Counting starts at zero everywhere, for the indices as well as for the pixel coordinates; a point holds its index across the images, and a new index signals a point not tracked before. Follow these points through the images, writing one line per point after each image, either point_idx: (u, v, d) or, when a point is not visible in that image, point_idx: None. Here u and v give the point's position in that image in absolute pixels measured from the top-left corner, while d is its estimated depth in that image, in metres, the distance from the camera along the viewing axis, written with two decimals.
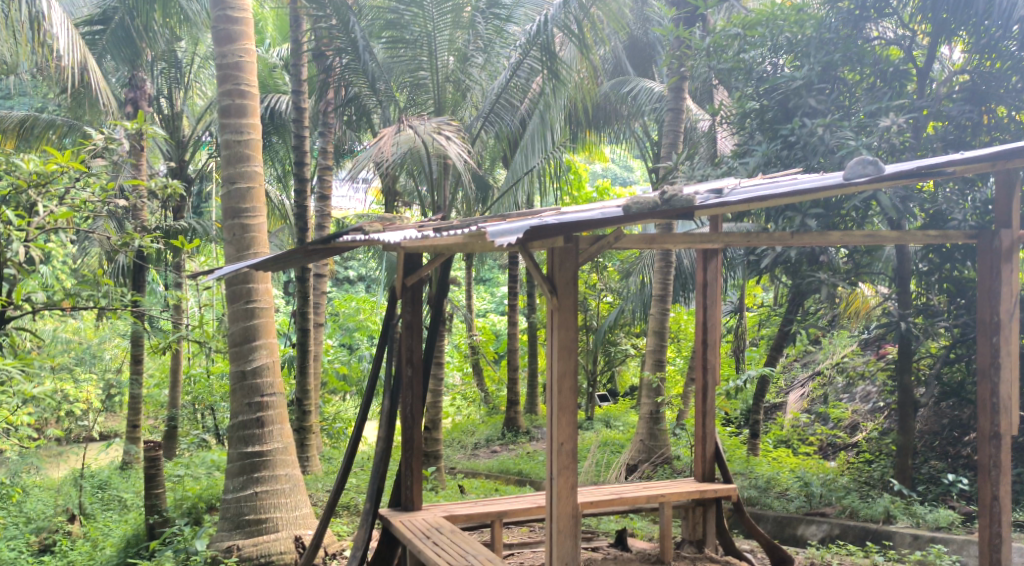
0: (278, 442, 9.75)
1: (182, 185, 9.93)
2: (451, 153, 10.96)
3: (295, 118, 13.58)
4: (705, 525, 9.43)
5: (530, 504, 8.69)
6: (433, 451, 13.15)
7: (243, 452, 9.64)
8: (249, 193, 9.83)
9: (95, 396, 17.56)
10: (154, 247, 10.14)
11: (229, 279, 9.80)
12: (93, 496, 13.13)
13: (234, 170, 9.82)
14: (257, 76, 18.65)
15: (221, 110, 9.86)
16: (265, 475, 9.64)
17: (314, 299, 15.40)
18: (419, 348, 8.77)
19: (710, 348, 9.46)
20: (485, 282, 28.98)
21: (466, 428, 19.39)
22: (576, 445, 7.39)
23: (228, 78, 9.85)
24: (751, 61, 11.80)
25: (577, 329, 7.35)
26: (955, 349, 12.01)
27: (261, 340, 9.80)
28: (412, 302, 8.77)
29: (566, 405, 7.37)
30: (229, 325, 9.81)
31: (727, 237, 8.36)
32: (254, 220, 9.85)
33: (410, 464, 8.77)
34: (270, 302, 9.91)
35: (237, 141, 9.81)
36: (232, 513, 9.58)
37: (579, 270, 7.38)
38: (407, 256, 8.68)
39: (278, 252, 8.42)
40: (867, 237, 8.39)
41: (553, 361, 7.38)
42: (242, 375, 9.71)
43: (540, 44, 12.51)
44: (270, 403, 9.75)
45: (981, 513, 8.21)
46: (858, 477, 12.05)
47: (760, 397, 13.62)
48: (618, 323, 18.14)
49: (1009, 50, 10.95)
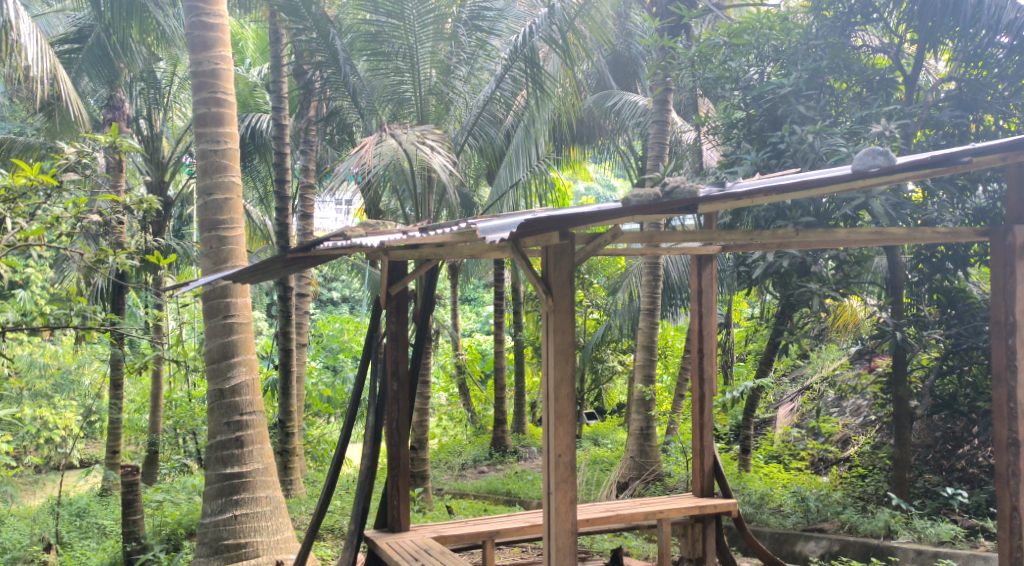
0: (258, 463, 9.44)
1: (157, 199, 9.66)
2: (436, 166, 10.78)
3: (276, 135, 13.35)
4: (705, 542, 9.14)
5: (523, 523, 8.42)
6: (419, 472, 12.82)
7: (221, 474, 9.34)
8: (226, 204, 9.57)
9: (74, 422, 17.18)
10: (129, 263, 9.83)
11: (206, 293, 9.52)
12: (71, 525, 12.76)
13: (211, 180, 9.57)
14: (237, 95, 18.37)
15: (196, 118, 9.61)
16: (245, 498, 9.33)
17: (296, 319, 15.10)
18: (405, 360, 8.50)
19: (706, 358, 9.23)
20: (471, 302, 28.72)
21: (454, 449, 19.08)
22: (574, 456, 7.12)
23: (203, 86, 9.62)
24: (739, 69, 11.59)
25: (574, 332, 7.09)
26: (947, 361, 11.84)
27: (240, 356, 9.52)
28: (398, 311, 8.51)
29: (564, 413, 7.09)
30: (206, 341, 9.52)
31: (729, 235, 8.07)
32: (232, 232, 9.59)
33: (397, 484, 8.49)
34: (249, 317, 9.64)
35: (213, 150, 9.57)
36: (209, 538, 9.25)
37: (574, 270, 7.13)
38: (393, 263, 8.49)
39: (254, 262, 8.16)
40: (875, 235, 8.25)
41: (549, 368, 7.12)
42: (220, 394, 9.42)
43: (524, 56, 12.27)
44: (249, 422, 9.46)
45: (1001, 524, 7.95)
46: (852, 492, 11.87)
47: (749, 414, 13.34)
48: (605, 339, 17.84)
49: (996, 57, 10.89)
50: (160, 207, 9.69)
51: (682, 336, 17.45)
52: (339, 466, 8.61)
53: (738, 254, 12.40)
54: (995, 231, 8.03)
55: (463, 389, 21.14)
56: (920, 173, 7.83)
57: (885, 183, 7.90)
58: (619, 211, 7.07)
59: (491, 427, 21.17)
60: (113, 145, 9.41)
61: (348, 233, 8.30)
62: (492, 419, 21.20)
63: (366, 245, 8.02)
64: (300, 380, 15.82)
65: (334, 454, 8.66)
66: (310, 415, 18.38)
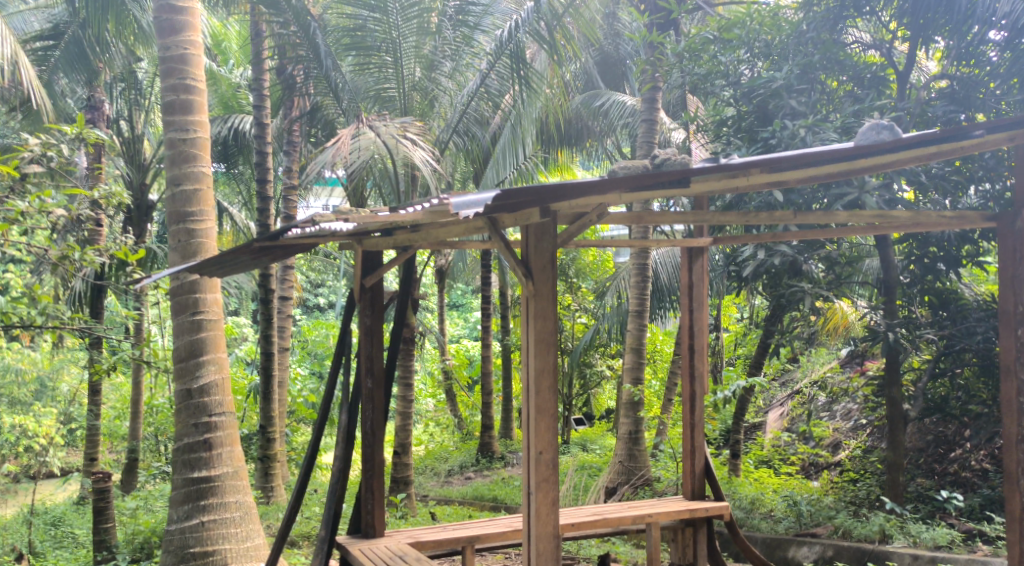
0: (227, 467, 9.15)
1: (124, 192, 9.37)
2: (416, 161, 10.57)
3: (257, 135, 13.08)
4: (696, 547, 8.85)
5: (505, 528, 8.15)
6: (402, 477, 12.55)
7: (188, 478, 9.04)
8: (195, 195, 9.29)
9: (52, 430, 16.84)
10: (97, 260, 9.53)
11: (174, 289, 9.23)
12: (45, 534, 12.44)
13: (179, 170, 9.28)
14: (220, 95, 18.06)
15: (164, 106, 9.34)
16: (212, 503, 9.03)
17: (279, 322, 14.79)
18: (380, 356, 8.20)
19: (698, 356, 8.94)
20: (459, 307, 28.45)
21: (440, 455, 18.79)
22: (556, 454, 6.83)
23: (172, 72, 9.33)
24: (729, 64, 11.33)
25: (556, 319, 6.81)
26: (939, 363, 11.64)
27: (209, 354, 9.23)
28: (372, 305, 8.23)
29: (544, 407, 6.80)
30: (174, 339, 9.22)
31: (722, 216, 7.81)
32: (201, 225, 9.30)
33: (371, 487, 8.19)
34: (218, 314, 9.36)
35: (181, 139, 9.29)
36: (175, 546, 8.94)
37: (555, 253, 6.87)
38: (367, 254, 8.23)
39: (222, 250, 7.85)
40: (877, 218, 7.95)
41: (529, 359, 6.83)
42: (188, 394, 9.12)
43: (509, 51, 11.93)
44: (219, 423, 9.17)
45: (1011, 526, 7.63)
46: (843, 497, 11.63)
47: (738, 419, 13.03)
48: (593, 343, 17.59)
49: (988, 56, 10.66)
50: (130, 202, 9.43)
51: (671, 340, 17.28)
52: (312, 468, 8.30)
53: (728, 254, 12.16)
54: (1001, 215, 7.75)
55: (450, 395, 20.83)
56: (928, 152, 7.50)
57: (890, 166, 7.58)
58: (606, 188, 6.78)
59: (479, 432, 20.88)
60: (81, 137, 9.10)
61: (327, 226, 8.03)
62: (480, 424, 20.92)
63: (340, 232, 7.73)
64: (283, 386, 15.50)
65: (306, 455, 8.35)
66: (293, 421, 18.07)
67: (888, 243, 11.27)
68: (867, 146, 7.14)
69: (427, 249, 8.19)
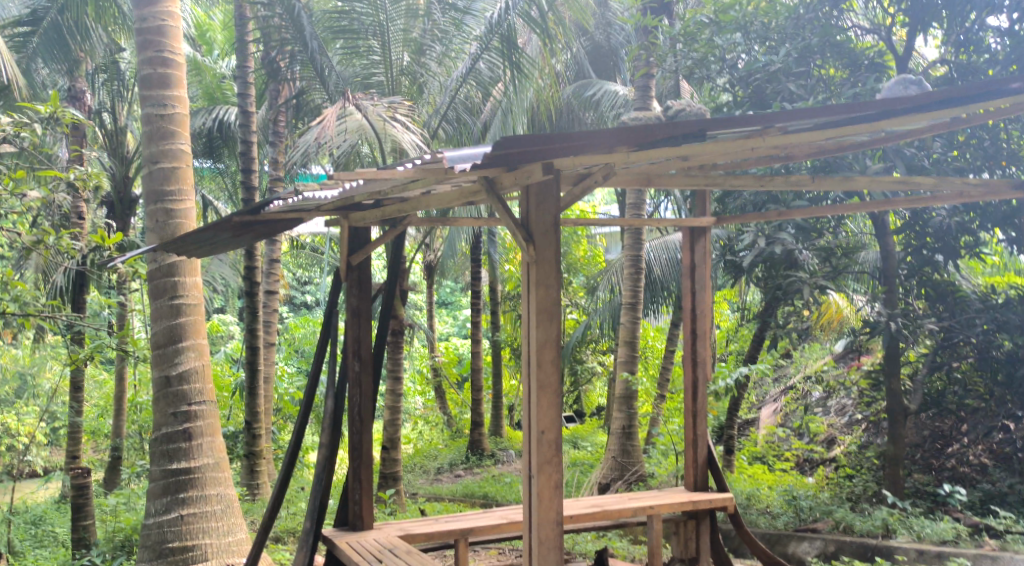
0: (208, 458, 8.87)
1: (100, 173, 9.06)
2: (405, 143, 10.24)
3: (242, 124, 12.75)
4: (698, 540, 8.60)
5: (501, 520, 7.88)
6: (390, 473, 12.25)
7: (167, 469, 8.74)
8: (174, 174, 9.01)
9: (34, 428, 16.50)
10: (72, 244, 9.22)
11: (153, 272, 8.95)
12: (25, 533, 12.11)
13: (157, 148, 9.00)
14: (204, 86, 17.73)
15: (141, 80, 9.03)
16: (192, 496, 8.74)
17: (265, 317, 14.47)
18: (367, 338, 7.93)
19: (700, 340, 8.74)
20: (448, 305, 28.16)
21: (429, 452, 18.52)
22: (559, 433, 6.47)
23: (149, 45, 9.03)
24: (725, 47, 11.06)
25: (559, 288, 6.45)
26: (938, 355, 11.42)
27: (188, 340, 8.93)
28: (359, 284, 7.95)
29: (547, 383, 6.45)
30: (152, 324, 8.92)
31: (737, 180, 7.44)
32: (180, 204, 9.02)
33: (359, 476, 7.91)
34: (199, 298, 9.07)
35: (159, 115, 8.99)
36: (153, 541, 8.65)
37: (558, 217, 6.49)
38: (352, 233, 7.95)
39: (199, 227, 7.55)
40: (899, 183, 7.39)
41: (530, 331, 6.48)
42: (167, 381, 8.82)
43: (500, 34, 11.55)
44: (199, 412, 8.87)
45: None
46: (840, 492, 11.40)
47: (732, 413, 12.69)
48: (584, 338, 17.19)
49: (987, 43, 10.41)
50: (107, 183, 9.12)
51: (662, 335, 17.09)
52: (296, 459, 8.01)
53: (725, 244, 11.90)
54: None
55: (439, 392, 20.59)
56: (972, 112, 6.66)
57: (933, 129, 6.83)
58: (607, 152, 6.39)
59: (468, 430, 20.63)
60: (54, 116, 8.77)
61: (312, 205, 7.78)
62: (469, 422, 20.67)
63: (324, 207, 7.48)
64: (268, 383, 15.19)
65: (289, 444, 8.05)
66: (280, 419, 17.76)
67: (886, 232, 11.02)
68: (889, 118, 6.50)
69: (415, 226, 7.91)
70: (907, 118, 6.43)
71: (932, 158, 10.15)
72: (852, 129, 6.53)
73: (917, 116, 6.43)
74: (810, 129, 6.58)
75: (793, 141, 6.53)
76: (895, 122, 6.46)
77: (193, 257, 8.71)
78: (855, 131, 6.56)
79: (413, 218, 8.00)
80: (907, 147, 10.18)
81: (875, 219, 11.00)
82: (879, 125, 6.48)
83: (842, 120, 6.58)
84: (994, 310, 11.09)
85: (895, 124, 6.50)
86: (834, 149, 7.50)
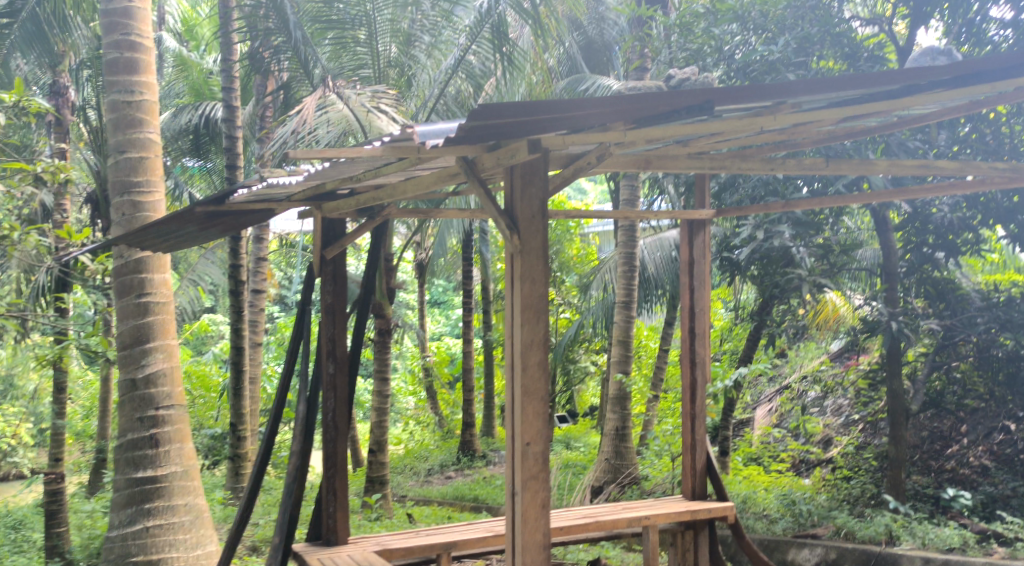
0: (176, 466, 8.53)
1: (64, 164, 8.72)
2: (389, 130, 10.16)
3: (226, 118, 12.37)
4: (697, 552, 8.29)
5: (486, 533, 7.56)
6: (377, 477, 11.93)
7: (132, 478, 8.42)
8: (141, 163, 8.68)
9: (18, 430, 16.17)
10: (38, 239, 8.84)
11: (118, 268, 8.62)
12: (4, 539, 11.77)
13: (124, 136, 8.67)
14: (191, 83, 17.44)
15: (107, 64, 8.70)
16: (159, 506, 8.41)
17: (250, 316, 14.11)
18: (343, 338, 7.61)
19: (698, 339, 8.46)
20: (439, 304, 27.86)
21: (420, 454, 18.19)
22: (545, 446, 6.16)
23: (115, 28, 8.70)
24: (723, 36, 10.72)
25: (545, 282, 6.13)
26: (938, 355, 11.11)
27: (156, 341, 8.60)
28: (333, 279, 7.65)
29: (532, 389, 6.13)
30: (118, 324, 8.59)
31: (744, 163, 7.07)
32: (148, 196, 8.71)
33: (334, 487, 7.59)
34: (167, 296, 8.74)
35: (126, 102, 8.66)
36: (117, 555, 8.33)
37: (543, 203, 6.18)
38: (324, 226, 7.67)
39: (161, 216, 7.20)
40: (920, 167, 6.99)
41: (515, 331, 6.15)
42: (133, 384, 8.49)
43: (491, 23, 11.28)
44: (166, 418, 8.54)
45: None
46: (836, 495, 11.10)
47: (727, 414, 12.36)
48: (577, 338, 16.88)
49: (987, 34, 10.08)
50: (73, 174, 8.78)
51: (656, 335, 16.82)
52: (265, 469, 7.69)
53: (720, 242, 11.64)
54: None
55: (430, 392, 20.30)
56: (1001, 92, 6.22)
57: (957, 108, 6.41)
58: (601, 133, 6.04)
59: (460, 431, 20.29)
60: (20, 104, 8.42)
61: (287, 195, 7.47)
62: (460, 422, 20.34)
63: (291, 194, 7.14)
64: (254, 383, 14.85)
65: (259, 452, 7.73)
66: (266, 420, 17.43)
67: (887, 228, 10.70)
68: (916, 94, 6.03)
69: (391, 218, 7.58)
70: (930, 95, 5.98)
71: (935, 151, 9.85)
72: (870, 108, 6.08)
73: (940, 92, 5.97)
74: (823, 107, 6.14)
75: (806, 119, 6.09)
76: (917, 99, 6.01)
77: (161, 253, 8.40)
78: (873, 109, 6.12)
79: (391, 209, 7.67)
80: (909, 140, 9.89)
81: (875, 214, 10.66)
82: (904, 102, 6.02)
83: (858, 98, 6.13)
84: (995, 309, 10.78)
85: (921, 101, 6.04)
86: (846, 134, 7.06)
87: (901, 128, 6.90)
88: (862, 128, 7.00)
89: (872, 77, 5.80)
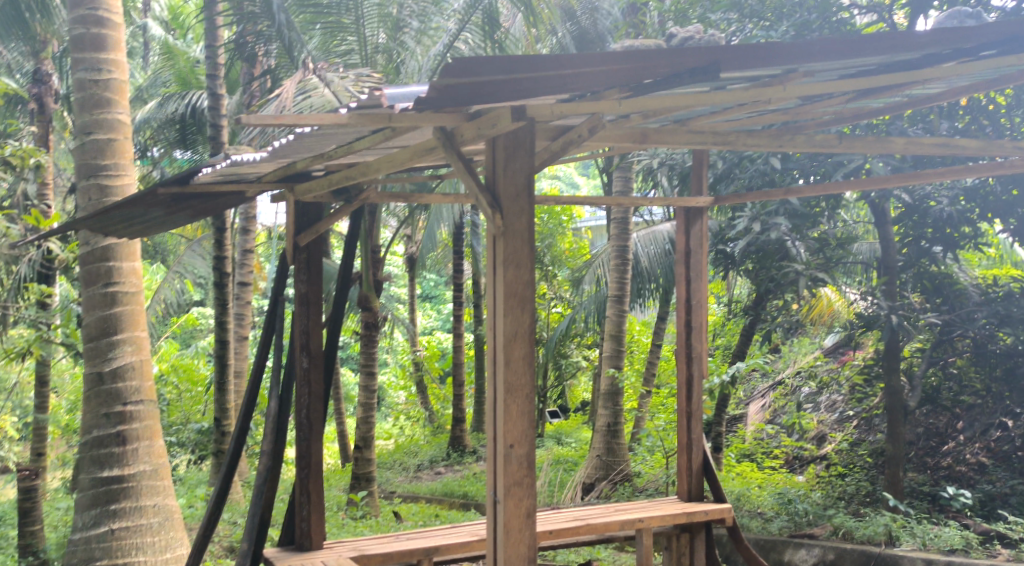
0: (144, 465, 8.27)
1: (27, 149, 8.44)
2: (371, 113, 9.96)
3: (210, 107, 12.02)
4: (693, 556, 8.05)
5: (470, 537, 7.29)
6: (363, 474, 11.68)
7: (97, 478, 8.14)
8: (109, 146, 8.41)
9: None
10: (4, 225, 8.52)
11: (85, 256, 8.33)
12: None
13: (90, 117, 8.39)
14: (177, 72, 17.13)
15: (74, 40, 8.40)
16: (125, 508, 8.15)
17: (235, 308, 13.81)
18: (318, 331, 7.34)
19: (695, 334, 8.21)
20: (431, 299, 27.61)
21: (409, 449, 17.94)
22: (530, 449, 5.90)
23: (81, 2, 8.40)
24: (718, 24, 10.48)
25: (530, 267, 5.88)
26: (937, 349, 10.89)
27: (124, 333, 8.33)
28: (307, 266, 7.38)
29: (516, 385, 5.87)
30: (85, 315, 8.31)
31: (749, 141, 6.81)
32: (116, 179, 8.43)
33: (309, 490, 7.32)
34: (137, 286, 8.46)
35: (93, 80, 8.38)
36: (79, 558, 8.06)
37: (527, 181, 5.93)
38: (299, 210, 7.43)
39: (130, 197, 6.88)
40: (939, 146, 6.76)
41: (498, 321, 5.89)
42: (99, 378, 8.22)
43: (481, 10, 11.00)
44: (134, 414, 8.28)
45: None
46: (831, 492, 10.86)
47: (721, 409, 12.10)
48: (569, 333, 16.58)
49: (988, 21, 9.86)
50: (38, 157, 8.49)
51: (649, 329, 16.58)
52: (236, 467, 7.41)
53: (714, 234, 11.40)
54: None
55: (420, 388, 20.04)
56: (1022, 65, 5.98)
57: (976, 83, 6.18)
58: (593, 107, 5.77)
59: (450, 427, 20.03)
60: None
61: (261, 175, 7.20)
62: (451, 418, 20.08)
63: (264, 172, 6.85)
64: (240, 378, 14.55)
65: (232, 447, 7.46)
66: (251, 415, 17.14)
67: (885, 220, 10.44)
68: (935, 66, 5.75)
69: (368, 200, 7.30)
70: (947, 66, 5.71)
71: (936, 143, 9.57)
72: (886, 78, 5.78)
73: (957, 66, 5.72)
74: (835, 78, 5.84)
75: (815, 90, 5.82)
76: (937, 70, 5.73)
77: (130, 241, 8.11)
78: (888, 81, 5.82)
79: (370, 193, 7.40)
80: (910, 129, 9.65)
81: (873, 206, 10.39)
82: (921, 73, 5.76)
83: (872, 69, 5.84)
84: (994, 304, 10.51)
85: (939, 74, 5.78)
86: (854, 114, 6.83)
87: (912, 107, 6.67)
88: (871, 109, 6.77)
89: (891, 43, 5.51)
